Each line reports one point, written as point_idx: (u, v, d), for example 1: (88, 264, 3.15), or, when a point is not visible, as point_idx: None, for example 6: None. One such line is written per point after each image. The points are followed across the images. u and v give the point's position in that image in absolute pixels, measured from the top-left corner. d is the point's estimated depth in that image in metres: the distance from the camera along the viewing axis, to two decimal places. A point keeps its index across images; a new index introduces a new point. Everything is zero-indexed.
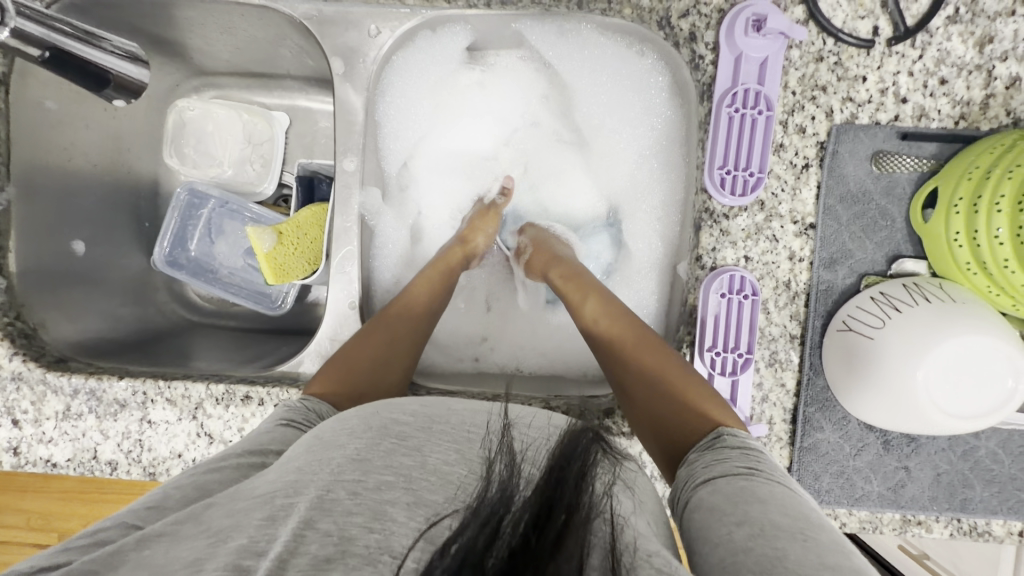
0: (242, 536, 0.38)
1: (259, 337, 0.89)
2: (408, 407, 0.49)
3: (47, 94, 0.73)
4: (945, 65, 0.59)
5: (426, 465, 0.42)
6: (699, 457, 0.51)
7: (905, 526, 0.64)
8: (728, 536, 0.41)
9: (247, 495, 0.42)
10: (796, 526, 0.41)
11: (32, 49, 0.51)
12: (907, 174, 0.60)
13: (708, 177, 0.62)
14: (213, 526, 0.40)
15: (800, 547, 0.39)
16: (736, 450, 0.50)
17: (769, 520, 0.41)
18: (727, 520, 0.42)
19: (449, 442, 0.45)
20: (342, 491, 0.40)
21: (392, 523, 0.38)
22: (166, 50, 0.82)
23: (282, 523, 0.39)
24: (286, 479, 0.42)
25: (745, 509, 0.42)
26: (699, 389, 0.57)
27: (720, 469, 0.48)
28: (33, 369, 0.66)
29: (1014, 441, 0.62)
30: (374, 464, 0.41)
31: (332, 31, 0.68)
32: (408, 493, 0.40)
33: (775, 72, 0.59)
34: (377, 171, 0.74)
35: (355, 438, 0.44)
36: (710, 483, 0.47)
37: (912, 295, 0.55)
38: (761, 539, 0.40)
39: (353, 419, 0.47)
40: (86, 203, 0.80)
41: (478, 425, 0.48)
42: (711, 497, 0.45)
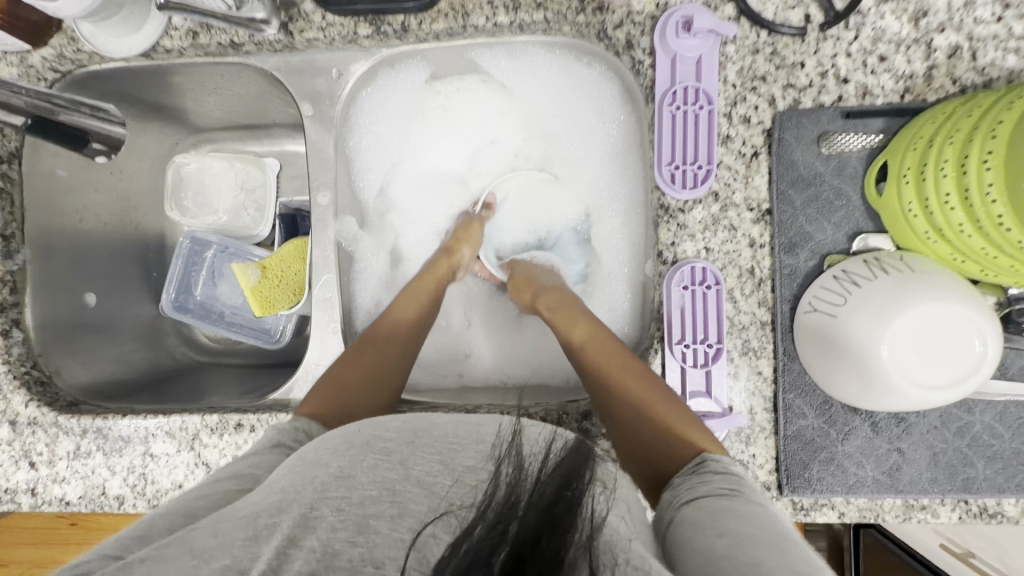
0: (224, 556, 0.38)
1: (260, 371, 0.93)
2: (392, 423, 0.47)
3: (59, 162, 0.81)
4: (882, 42, 0.60)
5: (410, 477, 0.41)
6: (682, 480, 0.50)
7: (908, 512, 0.61)
8: (710, 546, 0.40)
9: (232, 517, 0.41)
10: (774, 539, 0.40)
11: (16, 117, 0.59)
12: (856, 152, 0.61)
13: (659, 174, 0.63)
14: (196, 547, 0.39)
15: (776, 554, 0.38)
16: (720, 475, 0.49)
17: (750, 533, 0.41)
18: (709, 532, 0.42)
19: (434, 455, 0.43)
20: (326, 509, 0.39)
21: (375, 535, 0.38)
22: (163, 114, 0.90)
23: (265, 541, 0.39)
24: (270, 500, 0.41)
25: (725, 522, 0.42)
26: (679, 410, 0.56)
27: (704, 490, 0.47)
28: (46, 413, 0.71)
29: (1012, 413, 0.59)
30: (358, 480, 0.41)
31: (301, 78, 0.75)
32: (394, 506, 0.39)
33: (711, 69, 0.62)
34: (354, 201, 0.79)
35: (339, 456, 0.43)
36: (695, 502, 0.46)
37: (871, 270, 0.56)
38: (740, 548, 0.39)
39: (337, 438, 0.47)
40: (98, 259, 0.87)
41: (464, 436, 0.46)
42: (693, 513, 0.45)
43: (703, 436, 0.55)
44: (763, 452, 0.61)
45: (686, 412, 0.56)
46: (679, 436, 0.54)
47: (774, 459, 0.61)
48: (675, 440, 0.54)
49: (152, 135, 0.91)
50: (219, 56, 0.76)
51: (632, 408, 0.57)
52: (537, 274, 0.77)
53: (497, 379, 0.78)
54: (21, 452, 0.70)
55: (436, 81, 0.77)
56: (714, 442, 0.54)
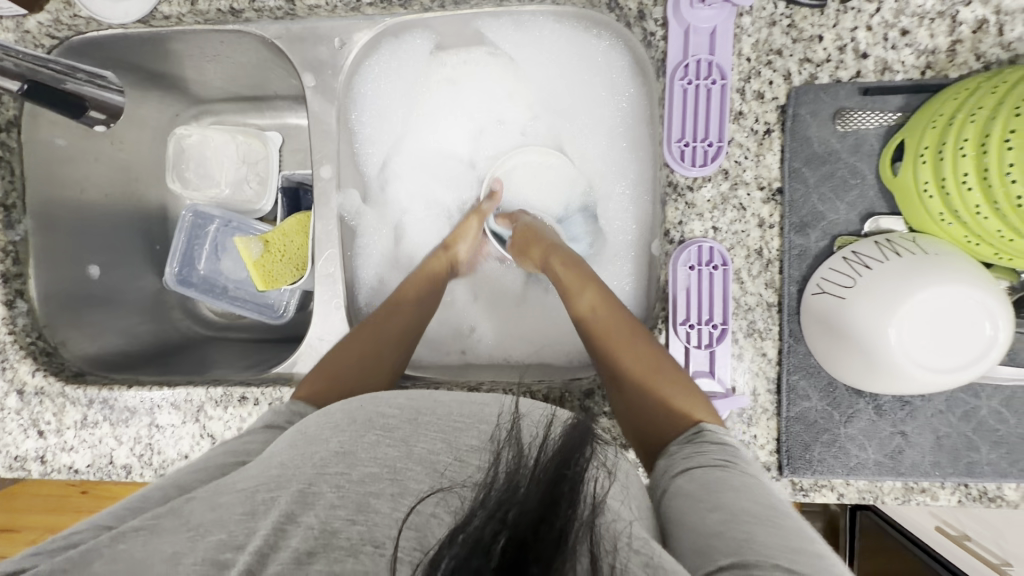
0: (220, 532, 0.38)
1: (264, 345, 0.93)
2: (393, 401, 0.47)
3: (58, 132, 0.80)
4: (905, 15, 0.58)
5: (411, 456, 0.41)
6: (679, 449, 0.50)
7: (908, 495, 0.61)
8: (702, 521, 0.41)
9: (230, 490, 0.42)
10: (766, 514, 0.41)
11: (12, 83, 0.58)
12: (872, 130, 0.59)
13: (668, 150, 0.62)
14: (192, 520, 0.40)
15: (769, 529, 0.39)
16: (715, 446, 0.49)
17: (741, 507, 0.41)
18: (700, 506, 0.42)
19: (436, 433, 0.43)
20: (325, 485, 0.39)
21: (375, 514, 0.38)
22: (164, 84, 0.88)
23: (263, 516, 0.39)
24: (268, 476, 0.41)
25: (718, 496, 0.43)
26: (680, 384, 0.56)
27: (698, 461, 0.48)
28: (53, 383, 0.72)
29: (1019, 399, 0.58)
30: (358, 457, 0.41)
31: (302, 47, 0.73)
32: (394, 485, 0.39)
33: (726, 41, 0.60)
34: (356, 174, 0.78)
35: (340, 432, 0.44)
36: (688, 473, 0.46)
37: (883, 251, 0.55)
38: (732, 524, 0.40)
39: (338, 414, 0.46)
40: (101, 232, 0.86)
41: (466, 415, 0.46)
42: (687, 484, 0.45)
43: (701, 408, 0.55)
44: (765, 433, 0.61)
45: (687, 383, 0.57)
46: (677, 407, 0.55)
47: (776, 440, 0.61)
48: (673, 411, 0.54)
49: (153, 106, 0.90)
50: (219, 23, 0.74)
51: (633, 375, 0.57)
52: (542, 232, 0.74)
53: (501, 358, 0.78)
54: (29, 420, 0.71)
55: (441, 52, 0.75)
56: (710, 414, 0.55)
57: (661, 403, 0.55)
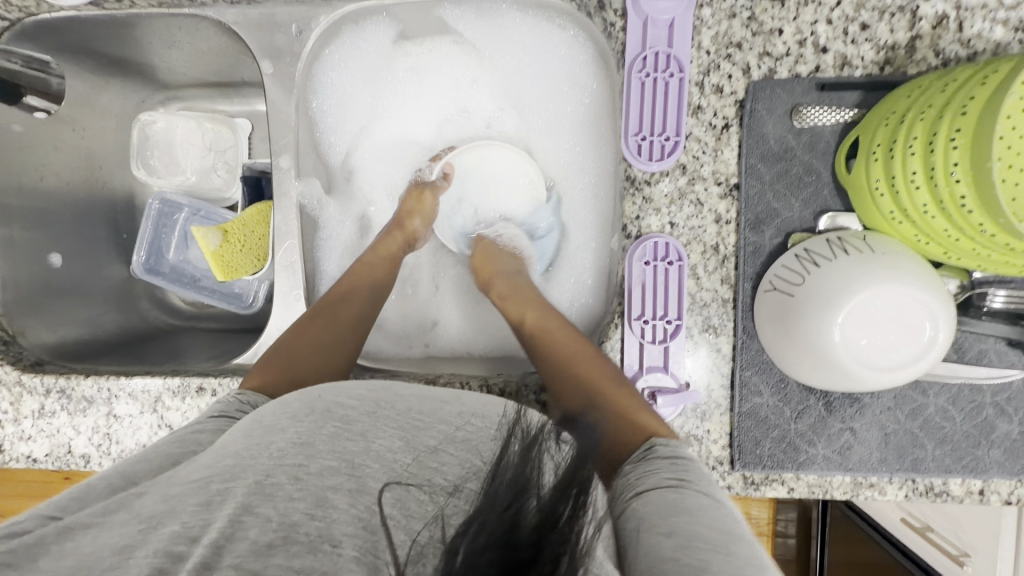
0: (174, 522, 0.37)
1: (232, 335, 0.93)
2: (356, 392, 0.46)
3: (14, 117, 0.78)
4: (865, 9, 0.57)
5: (370, 451, 0.40)
6: (631, 469, 0.48)
7: (856, 489, 0.61)
8: (656, 547, 0.38)
9: (182, 480, 0.41)
10: (721, 540, 0.39)
11: None
12: (829, 126, 0.58)
13: (626, 145, 0.61)
14: (145, 512, 0.38)
15: (722, 558, 0.37)
16: (666, 461, 0.48)
17: (695, 532, 0.39)
18: (656, 531, 0.40)
19: (395, 429, 0.42)
20: (283, 476, 0.38)
21: (333, 510, 0.37)
22: (127, 69, 0.87)
23: (218, 507, 0.37)
24: (223, 464, 0.40)
25: (673, 520, 0.40)
26: (634, 402, 0.56)
27: (651, 481, 0.45)
28: (9, 372, 0.71)
29: (965, 397, 0.59)
30: (317, 449, 0.40)
31: (261, 33, 0.72)
32: (352, 481, 0.38)
33: (684, 33, 0.59)
34: (319, 164, 0.77)
35: (297, 422, 0.42)
36: (642, 496, 0.44)
37: (832, 249, 0.55)
38: (687, 550, 0.37)
39: (297, 403, 0.45)
40: (63, 219, 0.85)
41: (428, 412, 0.44)
42: (644, 508, 0.43)
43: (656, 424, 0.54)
44: (717, 428, 0.62)
45: (640, 400, 0.56)
46: (631, 423, 0.53)
47: (728, 435, 0.62)
48: (627, 428, 0.53)
49: (115, 92, 0.88)
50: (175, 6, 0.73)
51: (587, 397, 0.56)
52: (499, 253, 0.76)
53: (464, 350, 0.78)
54: None
55: (405, 40, 0.74)
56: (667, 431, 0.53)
57: (614, 420, 0.54)
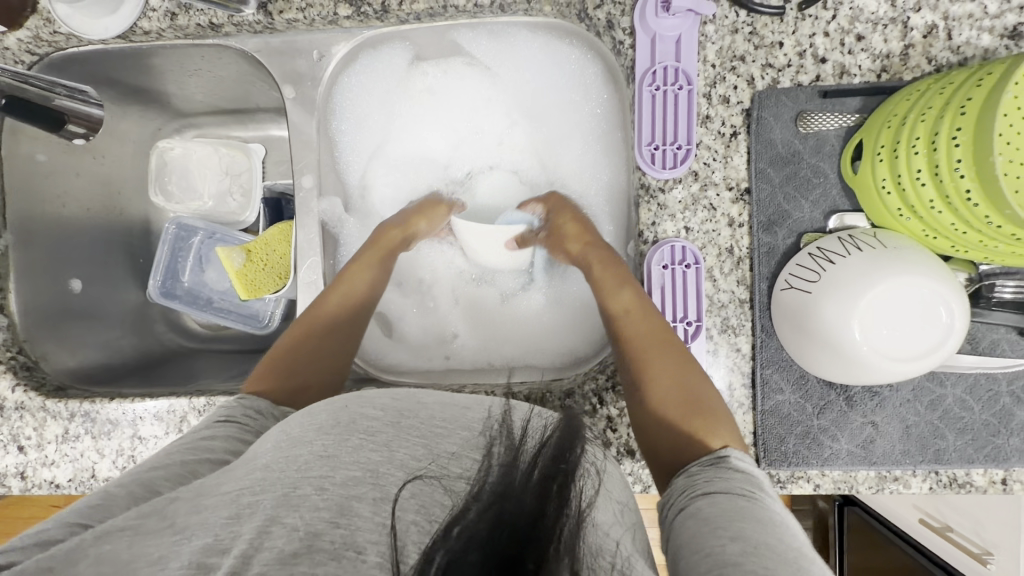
0: (206, 535, 0.37)
1: (248, 356, 0.93)
2: (380, 401, 0.45)
3: (39, 147, 0.80)
4: (860, 21, 0.61)
5: (394, 460, 0.39)
6: (700, 470, 0.47)
7: (882, 484, 0.62)
8: (721, 548, 0.38)
9: (215, 490, 0.40)
10: (791, 555, 0.38)
11: None
12: (834, 131, 0.61)
13: (639, 154, 0.64)
14: (178, 521, 0.38)
15: (792, 571, 0.36)
16: (740, 473, 0.46)
17: (764, 542, 0.38)
18: (721, 533, 0.39)
19: (417, 437, 0.41)
20: (309, 488, 0.38)
21: (357, 518, 0.36)
22: (146, 98, 0.89)
23: (246, 520, 0.37)
24: (252, 478, 0.39)
25: (740, 526, 0.40)
26: (708, 404, 0.54)
27: (722, 486, 0.44)
28: (33, 397, 0.71)
29: (982, 386, 0.60)
30: (341, 460, 0.39)
31: (282, 60, 0.75)
32: (376, 489, 0.37)
33: (691, 48, 0.62)
34: (338, 184, 0.79)
35: (324, 434, 0.41)
36: (711, 498, 0.43)
37: (844, 246, 0.57)
38: (753, 557, 0.37)
39: (322, 414, 0.43)
40: (84, 245, 0.86)
41: (449, 419, 0.44)
42: (707, 510, 0.42)
43: (730, 435, 0.51)
44: (742, 427, 0.63)
45: (714, 404, 0.54)
46: (702, 427, 0.51)
47: (752, 434, 0.62)
48: (694, 433, 0.51)
49: (133, 121, 0.90)
50: (199, 38, 0.76)
51: (657, 394, 0.54)
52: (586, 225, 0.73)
53: (485, 362, 0.78)
54: (10, 436, 0.71)
55: (419, 63, 0.77)
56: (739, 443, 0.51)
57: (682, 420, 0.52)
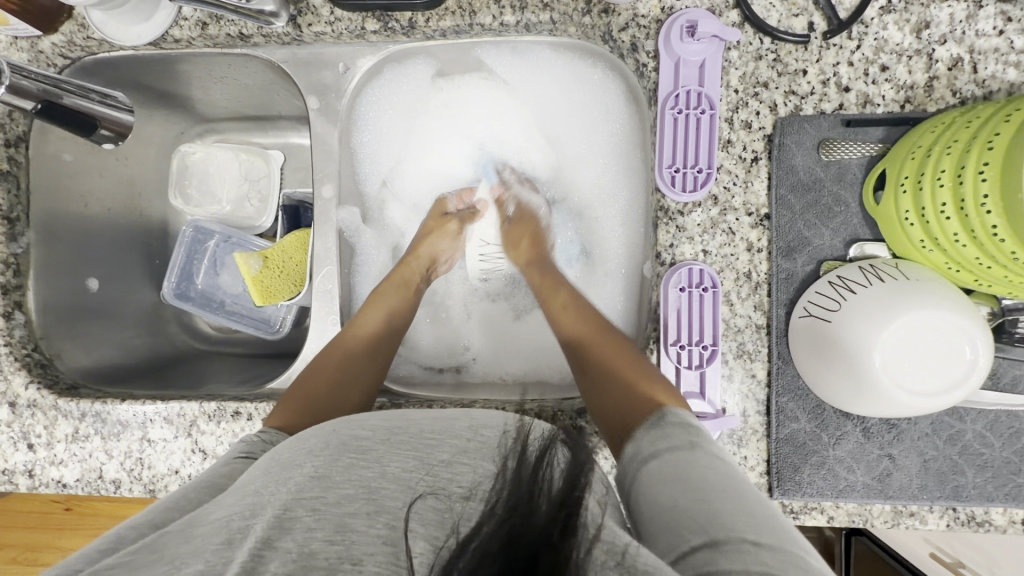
0: (197, 563, 0.36)
1: (258, 361, 0.93)
2: (369, 423, 0.45)
3: (65, 147, 0.81)
4: (884, 52, 0.61)
5: (385, 475, 0.39)
6: (644, 433, 0.51)
7: (897, 518, 0.61)
8: (672, 502, 0.42)
9: (205, 521, 0.40)
10: (732, 492, 0.43)
11: (24, 102, 0.60)
12: (856, 159, 0.61)
13: (659, 176, 0.64)
14: (168, 553, 0.37)
15: (735, 507, 0.41)
16: (680, 427, 0.50)
17: (706, 482, 0.44)
18: (676, 489, 0.43)
19: (408, 450, 0.42)
20: (302, 509, 0.37)
21: (353, 533, 0.36)
22: (171, 103, 0.91)
23: (240, 545, 0.37)
24: (245, 503, 0.40)
25: (689, 477, 0.44)
26: (654, 378, 0.58)
27: (665, 444, 0.49)
28: (46, 396, 0.71)
29: (1003, 423, 0.59)
30: (334, 480, 0.39)
31: (309, 71, 0.76)
32: (370, 504, 0.38)
33: (714, 73, 0.62)
34: (357, 193, 0.80)
35: (313, 457, 0.41)
36: (657, 457, 0.48)
37: (866, 276, 0.56)
38: (700, 501, 0.42)
39: (314, 438, 0.44)
40: (102, 244, 0.87)
41: (439, 431, 0.44)
42: (657, 470, 0.46)
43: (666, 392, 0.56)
44: (755, 454, 0.62)
45: (652, 373, 0.59)
46: (646, 390, 0.56)
47: (766, 461, 0.62)
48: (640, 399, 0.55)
49: (158, 124, 0.92)
50: (227, 47, 0.77)
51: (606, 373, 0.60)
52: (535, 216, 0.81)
53: (496, 377, 0.78)
54: (20, 433, 0.71)
55: (441, 79, 0.78)
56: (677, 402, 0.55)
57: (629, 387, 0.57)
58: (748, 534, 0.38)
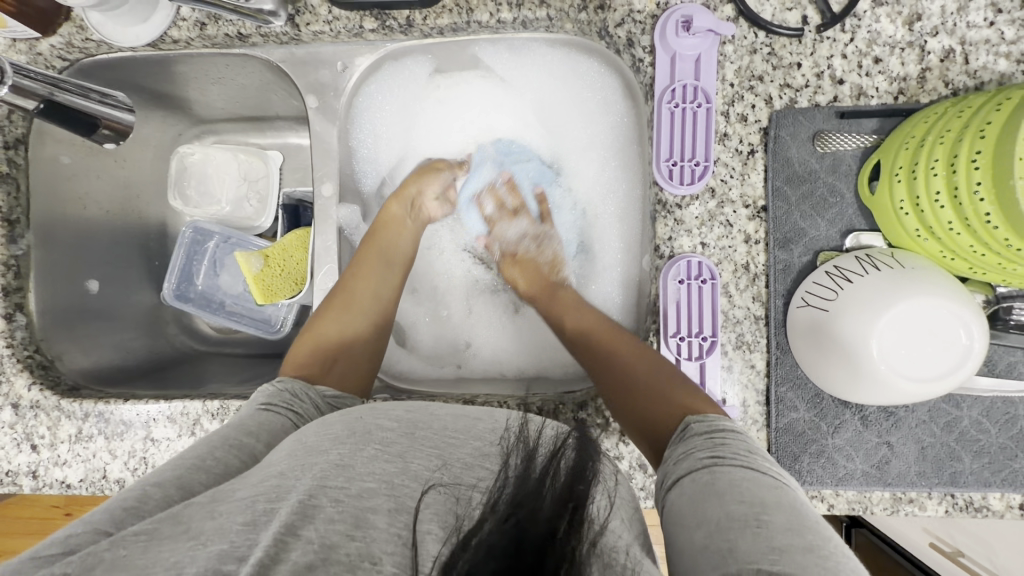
0: (222, 541, 0.36)
1: (259, 361, 0.94)
2: (393, 413, 0.46)
3: (63, 149, 0.81)
4: (877, 45, 0.61)
5: (407, 471, 0.40)
6: (673, 450, 0.49)
7: (896, 505, 0.62)
8: (690, 538, 0.41)
9: (229, 497, 0.40)
10: (750, 513, 0.40)
11: (28, 102, 0.60)
12: (851, 151, 0.62)
13: (657, 170, 0.65)
14: (193, 527, 0.37)
15: (751, 535, 0.38)
16: (703, 437, 0.48)
17: (724, 512, 0.40)
18: (689, 523, 0.42)
19: (429, 448, 0.42)
20: (324, 499, 0.37)
21: (372, 531, 0.36)
22: (169, 105, 0.91)
23: (264, 527, 0.37)
24: (267, 485, 0.39)
25: (702, 507, 0.42)
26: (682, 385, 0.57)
27: (685, 466, 0.46)
28: (48, 397, 0.72)
29: (999, 409, 0.60)
30: (356, 471, 0.39)
31: (306, 70, 0.76)
32: (391, 500, 0.38)
33: (710, 67, 0.63)
34: (355, 191, 0.81)
35: (339, 444, 0.41)
36: (677, 486, 0.45)
37: (862, 265, 0.57)
38: (716, 535, 0.39)
39: (336, 424, 0.44)
40: (101, 246, 0.88)
41: (461, 430, 0.45)
42: (677, 501, 0.44)
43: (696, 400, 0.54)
44: (755, 444, 0.62)
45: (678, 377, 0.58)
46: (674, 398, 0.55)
47: (766, 451, 0.62)
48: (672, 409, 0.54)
49: (156, 125, 0.92)
50: (225, 47, 0.77)
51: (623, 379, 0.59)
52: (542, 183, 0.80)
53: (497, 372, 0.78)
54: (23, 434, 0.71)
55: (438, 76, 0.79)
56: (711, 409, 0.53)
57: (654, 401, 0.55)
58: (762, 566, 0.36)
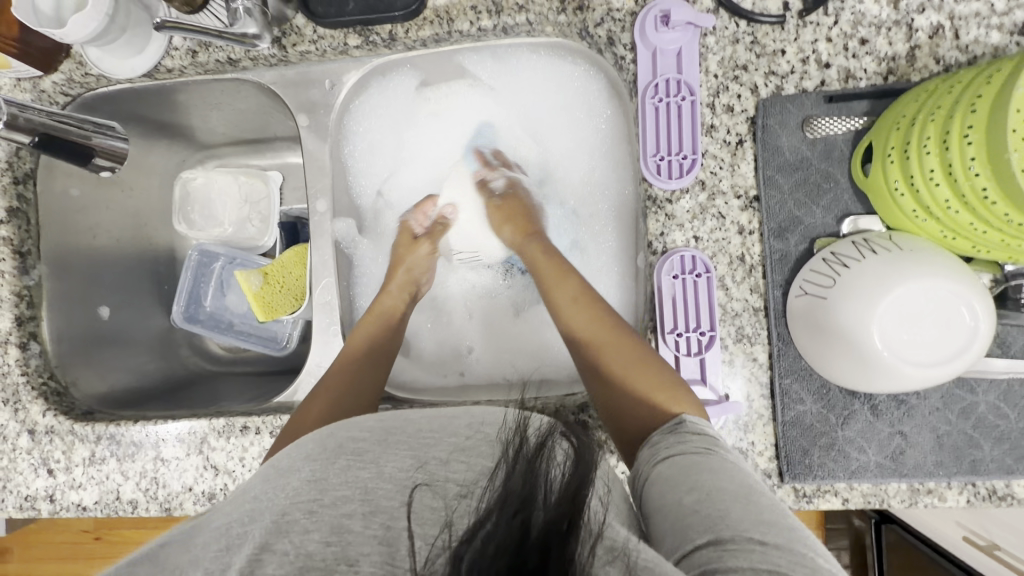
0: (198, 571, 0.37)
1: (267, 378, 0.95)
2: (365, 424, 0.46)
3: (71, 182, 0.84)
4: (862, 25, 0.60)
5: (382, 474, 0.40)
6: (661, 439, 0.49)
7: (915, 497, 0.59)
8: (677, 502, 0.41)
9: (206, 528, 0.41)
10: (741, 491, 0.41)
11: (23, 136, 0.63)
12: (841, 135, 0.61)
13: (645, 165, 0.64)
14: (170, 564, 0.39)
15: (743, 506, 0.39)
16: (697, 435, 0.48)
17: (716, 486, 0.41)
18: (680, 488, 0.42)
19: (407, 450, 0.42)
20: (298, 512, 0.38)
21: (349, 534, 0.36)
22: (171, 133, 0.94)
23: (237, 551, 0.37)
24: (245, 506, 0.40)
25: (695, 478, 0.42)
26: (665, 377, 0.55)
27: (679, 447, 0.46)
28: (62, 421, 0.74)
29: (1016, 392, 0.58)
30: (331, 482, 0.39)
31: (297, 91, 0.78)
32: (366, 504, 0.38)
33: (692, 60, 0.63)
34: (351, 205, 0.82)
35: (312, 461, 0.41)
36: (665, 461, 0.46)
37: (859, 250, 0.55)
38: (706, 503, 0.40)
39: (311, 443, 0.44)
40: (112, 272, 0.90)
41: (437, 429, 0.44)
42: (665, 470, 0.45)
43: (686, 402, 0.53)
44: (762, 439, 0.61)
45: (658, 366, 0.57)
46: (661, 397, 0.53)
47: (774, 446, 0.60)
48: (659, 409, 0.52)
49: (160, 153, 0.95)
50: (219, 72, 0.79)
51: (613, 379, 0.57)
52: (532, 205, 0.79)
53: (499, 377, 0.78)
54: (40, 459, 0.73)
55: (426, 88, 0.80)
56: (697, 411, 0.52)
57: (642, 397, 0.54)
58: (754, 535, 0.36)
